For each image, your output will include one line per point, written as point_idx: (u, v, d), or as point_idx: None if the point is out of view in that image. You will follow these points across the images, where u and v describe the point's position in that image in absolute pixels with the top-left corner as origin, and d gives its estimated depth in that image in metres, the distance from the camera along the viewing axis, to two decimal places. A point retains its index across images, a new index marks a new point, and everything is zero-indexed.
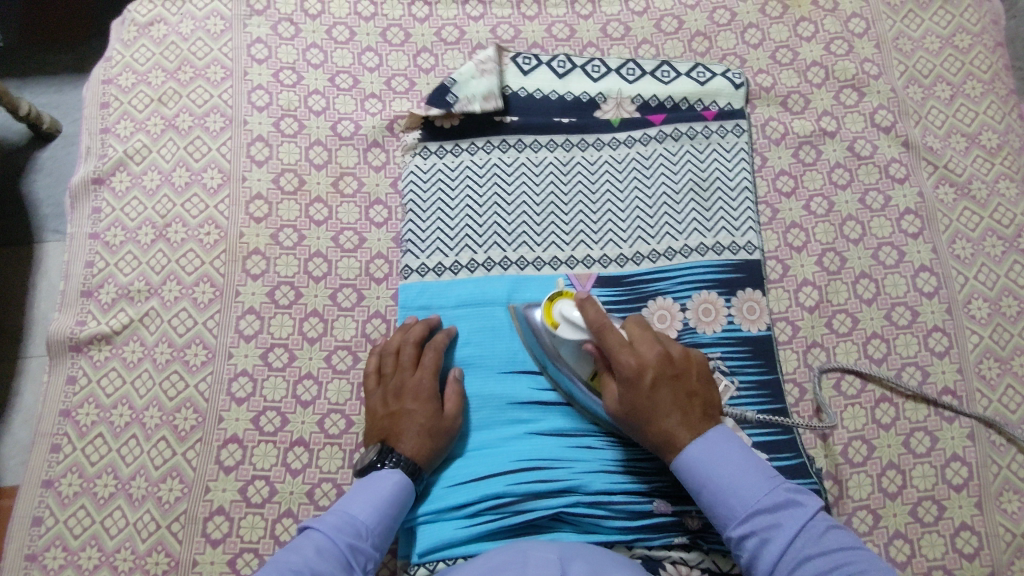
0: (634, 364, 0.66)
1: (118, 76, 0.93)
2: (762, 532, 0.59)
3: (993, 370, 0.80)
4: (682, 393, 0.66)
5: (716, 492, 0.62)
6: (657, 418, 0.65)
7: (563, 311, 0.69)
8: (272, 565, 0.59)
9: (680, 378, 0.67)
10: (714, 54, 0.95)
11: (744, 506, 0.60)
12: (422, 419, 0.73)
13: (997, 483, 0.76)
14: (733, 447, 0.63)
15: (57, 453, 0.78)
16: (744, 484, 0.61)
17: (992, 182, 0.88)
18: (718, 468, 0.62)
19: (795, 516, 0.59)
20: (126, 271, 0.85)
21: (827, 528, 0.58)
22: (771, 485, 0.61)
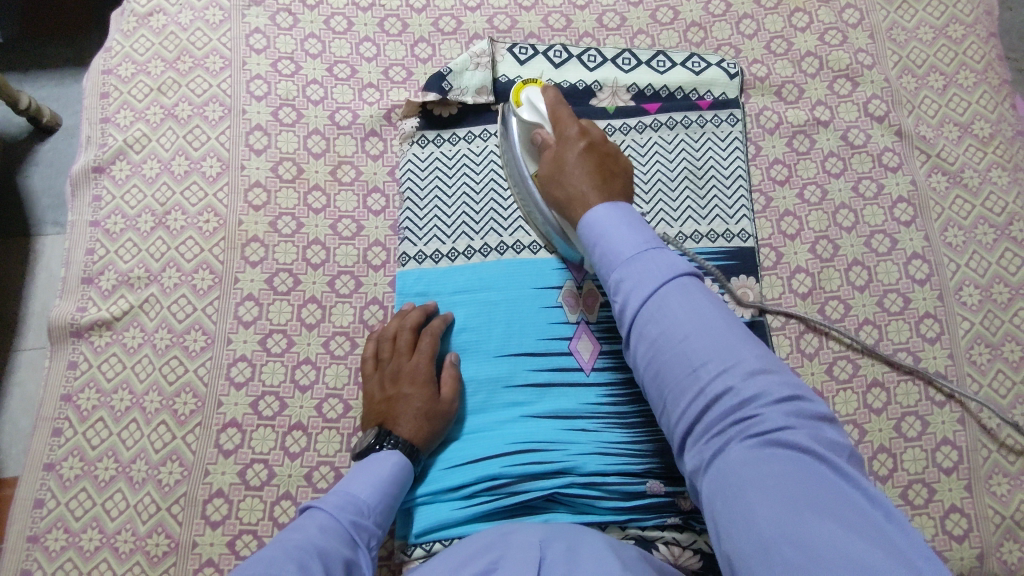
0: (574, 131, 0.74)
1: (118, 66, 0.94)
2: (634, 277, 0.60)
3: (984, 356, 0.81)
4: (598, 166, 0.72)
5: (604, 244, 0.64)
6: (566, 180, 0.72)
7: (530, 94, 0.79)
8: (277, 542, 0.58)
9: (606, 157, 0.73)
10: (709, 44, 0.96)
11: (628, 255, 0.61)
12: (421, 403, 0.74)
13: (987, 466, 0.77)
14: (632, 215, 0.65)
15: (58, 437, 0.79)
16: (621, 241, 0.62)
17: (984, 170, 0.88)
18: (609, 225, 0.64)
19: (667, 278, 0.59)
20: (126, 259, 0.86)
21: (700, 296, 0.58)
22: (654, 251, 0.61)
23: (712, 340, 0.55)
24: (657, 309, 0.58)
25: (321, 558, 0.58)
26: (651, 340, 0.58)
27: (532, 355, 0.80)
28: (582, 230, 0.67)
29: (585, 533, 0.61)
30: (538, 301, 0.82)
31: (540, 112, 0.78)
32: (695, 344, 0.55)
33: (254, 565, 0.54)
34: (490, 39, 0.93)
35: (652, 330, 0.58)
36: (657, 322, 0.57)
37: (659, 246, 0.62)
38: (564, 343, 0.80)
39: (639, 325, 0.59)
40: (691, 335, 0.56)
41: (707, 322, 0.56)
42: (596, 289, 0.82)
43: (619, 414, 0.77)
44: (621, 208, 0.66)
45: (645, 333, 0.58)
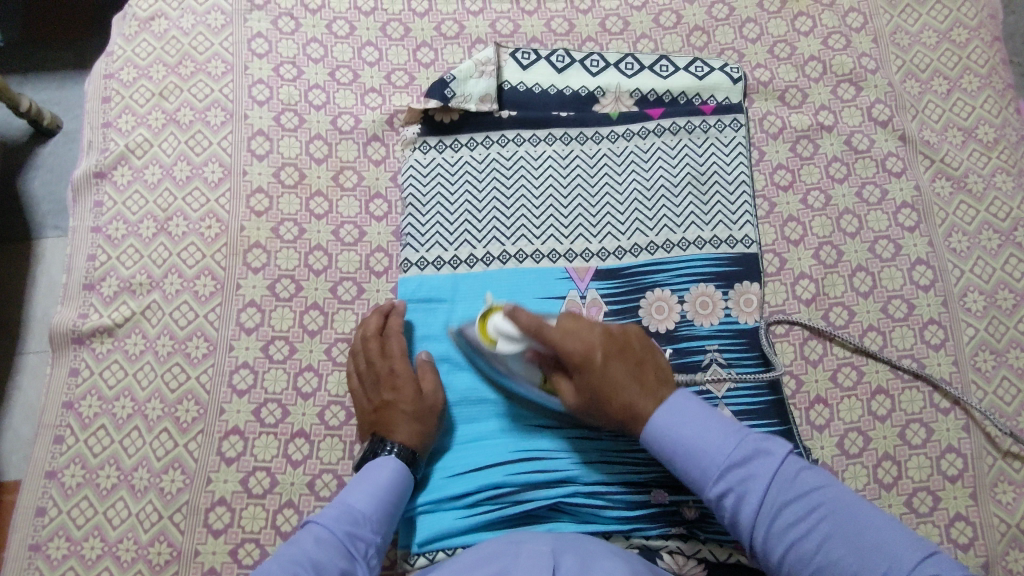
0: (582, 350, 0.68)
1: (119, 71, 0.93)
2: (735, 483, 0.61)
3: (988, 362, 0.81)
4: (632, 362, 0.70)
5: (690, 451, 0.64)
6: (616, 393, 0.68)
7: (496, 325, 0.72)
8: (273, 557, 0.61)
9: (622, 347, 0.70)
10: (712, 48, 0.96)
11: (716, 465, 0.62)
12: (407, 405, 0.74)
13: (992, 474, 0.77)
14: (689, 404, 0.66)
15: (60, 444, 0.79)
16: (711, 441, 0.63)
17: (988, 175, 0.88)
18: (685, 428, 0.64)
19: (773, 467, 0.61)
20: (128, 265, 0.85)
21: (801, 475, 0.61)
22: (744, 439, 0.63)
23: (845, 517, 0.58)
24: (770, 505, 0.60)
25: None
26: (782, 541, 0.59)
27: None
28: (652, 448, 0.66)
29: (590, 544, 0.61)
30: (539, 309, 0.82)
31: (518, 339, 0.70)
32: (832, 536, 0.57)
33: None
34: (493, 45, 0.92)
35: (778, 537, 0.59)
36: (786, 517, 0.59)
37: (740, 432, 0.63)
38: None
39: (764, 528, 0.60)
40: (819, 524, 0.58)
41: (824, 502, 0.59)
42: (600, 298, 0.83)
43: None
44: (676, 400, 0.66)
45: (772, 537, 0.59)
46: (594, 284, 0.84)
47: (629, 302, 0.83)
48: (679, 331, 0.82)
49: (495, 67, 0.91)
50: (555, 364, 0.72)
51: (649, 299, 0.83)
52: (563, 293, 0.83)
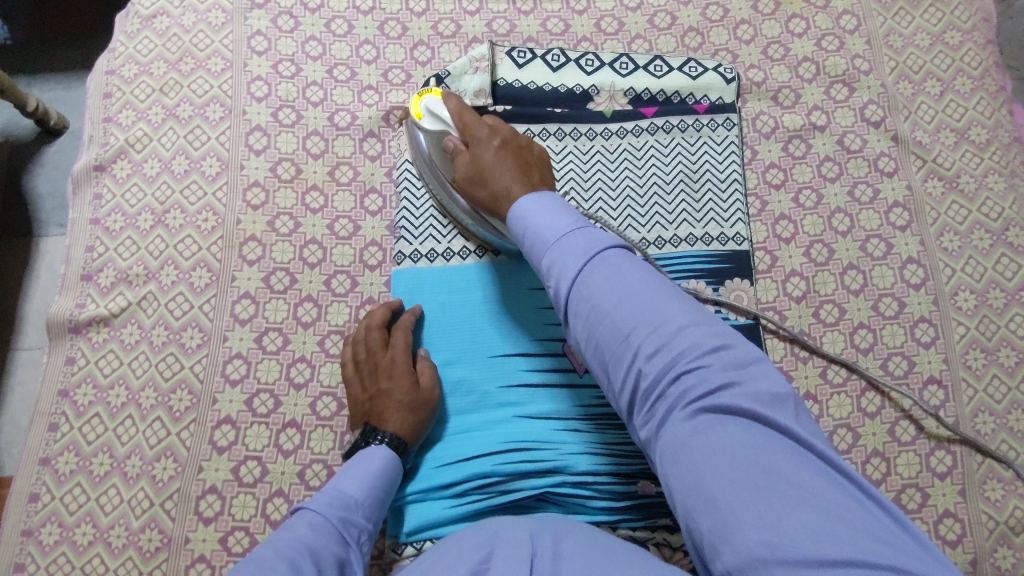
0: (484, 132, 0.75)
1: (121, 67, 0.95)
2: (564, 259, 0.62)
3: (979, 360, 0.81)
4: (522, 160, 0.74)
5: (533, 231, 0.65)
6: (494, 177, 0.73)
7: (429, 105, 0.78)
8: (268, 543, 0.60)
9: (521, 152, 0.75)
10: (706, 49, 0.97)
11: (550, 240, 0.63)
12: (404, 395, 0.74)
13: (981, 472, 0.77)
14: (552, 201, 0.66)
15: (55, 432, 0.80)
16: (553, 224, 0.64)
17: (980, 176, 0.88)
18: (534, 215, 0.65)
19: (598, 256, 0.61)
20: (125, 256, 0.87)
21: (629, 276, 0.60)
22: (579, 230, 0.63)
23: (651, 305, 0.58)
24: (593, 286, 0.60)
25: (310, 555, 0.59)
26: (593, 325, 0.60)
27: (527, 355, 0.80)
28: (512, 225, 0.68)
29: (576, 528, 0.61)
30: (531, 302, 0.83)
31: (444, 119, 0.77)
32: (632, 316, 0.58)
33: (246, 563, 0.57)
34: (489, 43, 0.94)
35: (590, 314, 0.60)
36: (600, 302, 0.59)
37: (580, 224, 0.63)
38: (558, 344, 0.81)
39: (582, 307, 0.60)
40: (629, 314, 0.58)
41: (645, 303, 0.58)
42: None
43: (612, 414, 0.78)
44: (548, 195, 0.67)
45: (585, 316, 0.60)
46: None
47: None
48: None
49: (490, 65, 0.92)
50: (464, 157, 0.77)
51: None
52: None
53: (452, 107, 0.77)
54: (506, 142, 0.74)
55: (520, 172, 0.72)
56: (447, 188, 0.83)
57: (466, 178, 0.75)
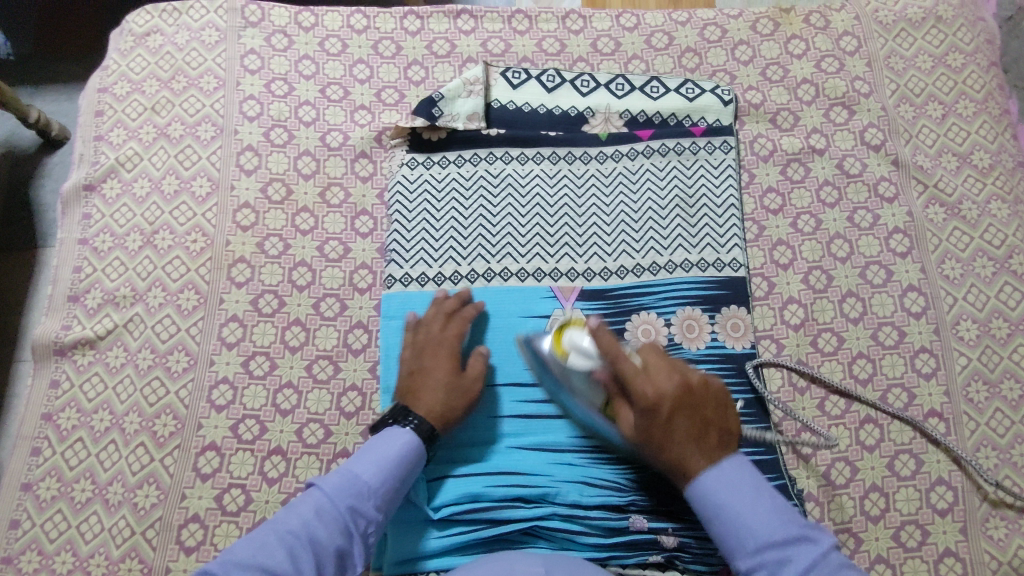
0: (649, 392, 0.64)
1: (113, 85, 0.94)
2: (771, 564, 0.57)
3: (981, 393, 0.79)
4: (699, 421, 0.64)
5: (722, 519, 0.61)
6: (669, 447, 0.64)
7: (575, 342, 0.70)
8: (272, 523, 0.61)
9: (694, 404, 0.65)
10: (704, 70, 0.95)
11: (754, 539, 0.59)
12: (444, 379, 0.74)
13: (983, 509, 0.74)
14: (744, 471, 0.62)
15: (37, 456, 0.79)
16: (755, 517, 0.59)
17: (983, 202, 0.87)
18: (727, 494, 0.61)
19: (809, 554, 0.57)
20: (113, 277, 0.86)
21: (839, 568, 0.57)
22: (780, 514, 0.60)
23: None
24: None
25: (309, 550, 0.60)
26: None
27: (520, 384, 0.79)
28: (692, 504, 0.63)
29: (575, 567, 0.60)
30: (526, 329, 0.81)
31: (592, 355, 0.69)
32: None
33: (244, 547, 0.59)
34: (483, 64, 0.93)
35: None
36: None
37: (775, 508, 0.60)
38: None
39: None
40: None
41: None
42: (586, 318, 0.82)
43: (607, 448, 0.76)
44: (728, 466, 0.62)
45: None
46: (579, 305, 0.83)
47: (614, 324, 0.82)
48: None
49: (484, 87, 0.91)
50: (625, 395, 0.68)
51: (635, 321, 0.81)
52: (549, 311, 0.82)
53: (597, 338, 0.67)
54: (672, 399, 0.64)
55: (694, 438, 0.63)
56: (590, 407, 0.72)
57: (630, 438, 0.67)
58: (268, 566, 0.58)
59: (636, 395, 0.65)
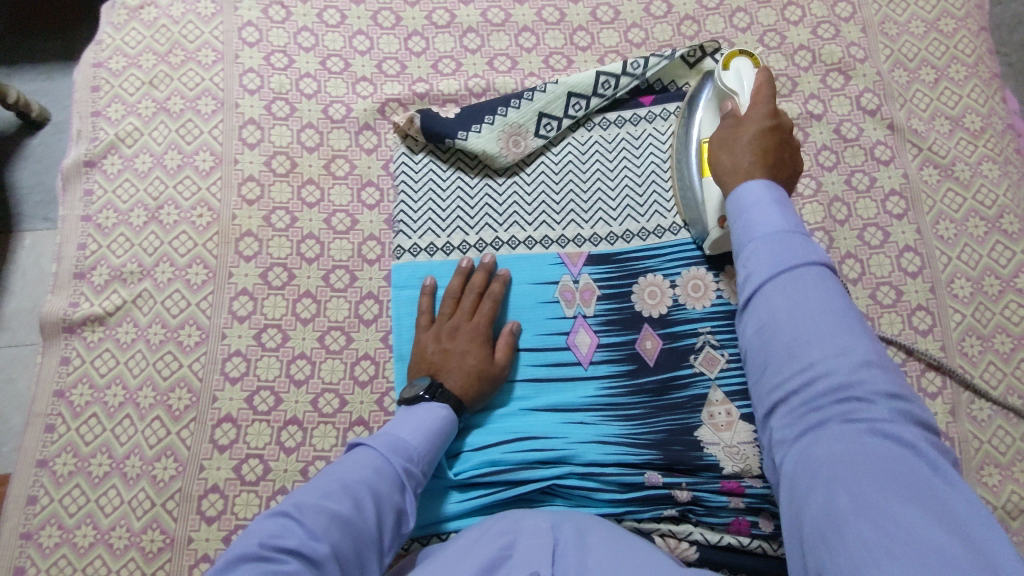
0: (765, 110, 0.72)
1: (108, 60, 0.93)
2: (778, 245, 0.58)
3: (975, 348, 0.82)
4: (769, 153, 0.69)
5: (748, 216, 0.62)
6: (765, 111, 0.72)
7: (738, 66, 0.79)
8: (331, 474, 0.61)
9: (780, 134, 0.71)
10: (703, 37, 0.96)
11: (760, 236, 0.60)
12: (475, 362, 0.76)
13: (978, 457, 0.78)
14: (777, 192, 0.64)
15: (52, 433, 0.79)
16: (766, 222, 0.60)
17: (975, 164, 0.89)
18: (757, 200, 0.63)
19: (804, 270, 0.56)
20: (118, 253, 0.85)
21: (832, 283, 0.56)
22: (799, 230, 0.59)
23: (835, 334, 0.53)
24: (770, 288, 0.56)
25: (373, 502, 0.61)
26: (759, 350, 0.56)
27: (532, 349, 0.81)
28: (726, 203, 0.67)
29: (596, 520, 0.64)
30: (536, 295, 0.83)
31: (742, 83, 0.78)
32: (809, 328, 0.54)
33: (308, 493, 0.59)
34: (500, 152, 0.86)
35: (778, 303, 0.56)
36: (782, 290, 0.56)
37: (794, 223, 0.60)
38: (562, 337, 0.81)
39: (758, 297, 0.57)
40: (807, 316, 0.54)
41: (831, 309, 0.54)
42: (593, 283, 0.83)
43: (619, 407, 0.78)
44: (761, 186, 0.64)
45: (750, 322, 0.58)
46: (586, 270, 0.84)
47: (621, 288, 0.83)
48: (671, 315, 0.82)
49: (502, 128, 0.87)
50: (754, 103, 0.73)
51: (642, 284, 0.83)
52: (556, 278, 0.83)
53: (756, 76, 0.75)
54: (776, 121, 0.72)
55: (759, 151, 0.69)
56: (694, 156, 0.81)
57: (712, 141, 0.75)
58: (337, 512, 0.58)
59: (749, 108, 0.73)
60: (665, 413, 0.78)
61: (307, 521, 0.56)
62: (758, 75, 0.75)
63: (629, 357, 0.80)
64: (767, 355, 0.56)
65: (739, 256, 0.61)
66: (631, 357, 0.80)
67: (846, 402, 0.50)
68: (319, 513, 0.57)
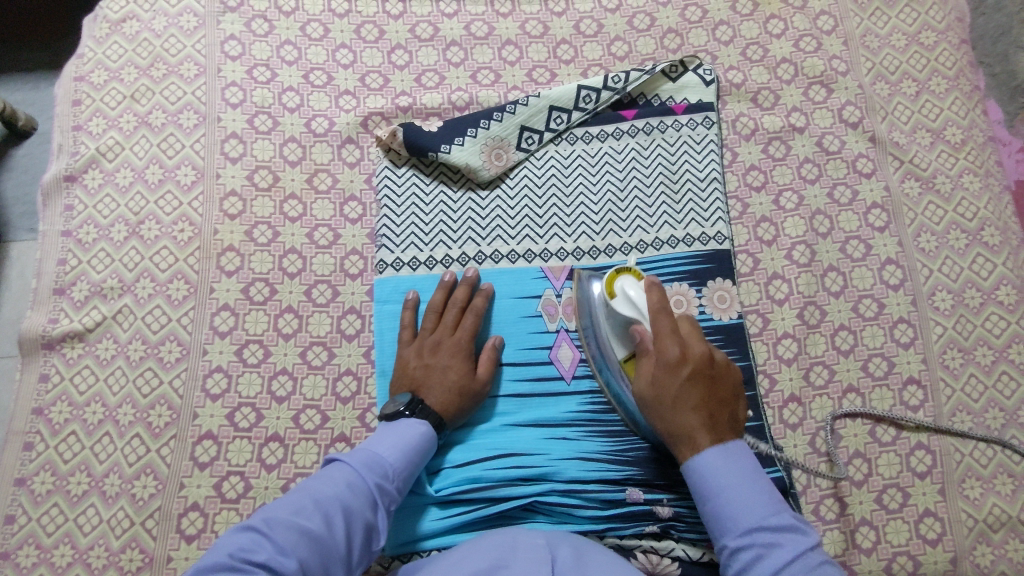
0: (678, 353, 0.67)
1: (90, 74, 0.92)
2: (757, 543, 0.58)
3: (956, 360, 0.82)
4: (711, 400, 0.66)
5: (714, 496, 0.62)
6: (688, 359, 0.67)
7: (623, 285, 0.72)
8: (304, 488, 0.61)
9: (710, 373, 0.67)
10: (685, 50, 0.97)
11: (740, 523, 0.59)
12: (457, 377, 0.76)
13: (960, 470, 0.78)
14: (744, 458, 0.63)
15: (30, 451, 0.78)
16: (739, 502, 0.60)
17: (956, 176, 0.90)
18: (721, 472, 0.62)
19: (794, 550, 0.56)
20: (99, 269, 0.85)
21: (821, 564, 0.56)
22: (771, 508, 0.59)
23: None
24: None
25: (344, 519, 0.60)
26: None
27: (514, 364, 0.80)
28: (686, 475, 0.65)
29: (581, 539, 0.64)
30: (518, 310, 0.83)
31: (638, 305, 0.71)
32: None
33: (281, 508, 0.59)
34: (482, 167, 0.87)
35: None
36: None
37: (766, 496, 0.60)
38: (544, 352, 0.81)
39: None
40: None
41: None
42: (576, 297, 0.83)
43: (600, 423, 0.78)
44: (731, 452, 0.63)
45: None
46: (569, 284, 0.84)
47: None
48: None
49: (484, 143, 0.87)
50: (666, 346, 0.67)
51: None
52: (539, 292, 0.83)
53: (647, 295, 0.70)
54: (692, 365, 0.67)
55: (704, 418, 0.65)
56: (615, 370, 0.75)
57: (641, 394, 0.69)
58: (307, 528, 0.58)
59: (663, 355, 0.67)
60: None
61: (276, 537, 0.56)
62: (653, 303, 0.69)
63: None
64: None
65: (724, 559, 0.60)
66: None
67: None
68: (290, 529, 0.57)
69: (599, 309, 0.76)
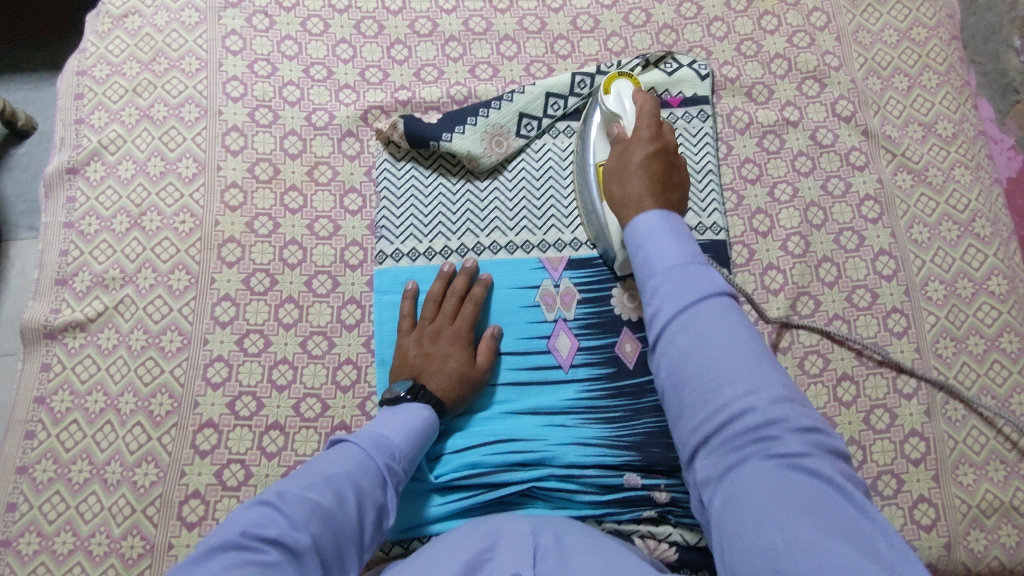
0: (648, 133, 0.76)
1: (92, 67, 0.93)
2: (675, 287, 0.58)
3: (949, 349, 0.83)
4: (663, 177, 0.73)
5: (646, 249, 0.63)
6: (654, 144, 0.75)
7: (620, 88, 0.83)
8: (313, 466, 0.61)
9: (667, 159, 0.74)
10: (681, 45, 0.98)
11: (661, 268, 0.60)
12: (457, 365, 0.76)
13: (953, 457, 0.79)
14: (674, 223, 0.64)
15: (32, 439, 0.78)
16: (664, 253, 0.61)
17: (947, 169, 0.91)
18: (655, 230, 0.63)
19: (708, 300, 0.57)
20: (101, 260, 0.85)
21: (737, 317, 0.56)
22: (694, 258, 0.60)
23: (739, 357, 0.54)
24: (679, 326, 0.56)
25: (355, 498, 0.60)
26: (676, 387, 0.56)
27: (513, 352, 0.81)
28: (630, 239, 0.66)
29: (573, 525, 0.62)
30: (517, 299, 0.83)
31: (625, 107, 0.81)
32: (721, 359, 0.54)
33: (291, 485, 0.58)
34: (483, 156, 0.88)
35: (681, 337, 0.56)
36: (688, 331, 0.56)
37: (694, 255, 0.61)
38: (542, 341, 0.82)
39: (667, 338, 0.57)
40: (716, 347, 0.54)
41: (738, 339, 0.55)
42: (573, 286, 0.84)
43: (598, 409, 0.79)
44: (664, 216, 0.64)
45: (664, 361, 0.57)
46: (567, 274, 0.85)
47: (601, 291, 0.84)
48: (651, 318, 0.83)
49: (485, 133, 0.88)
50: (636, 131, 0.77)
51: (622, 288, 0.84)
52: (537, 282, 0.84)
53: (637, 100, 0.80)
54: (660, 143, 0.75)
55: (653, 187, 0.71)
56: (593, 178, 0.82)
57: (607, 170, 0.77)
58: (319, 503, 0.58)
59: (639, 131, 0.76)
60: (643, 416, 0.78)
61: (289, 511, 0.56)
62: (642, 108, 0.79)
63: (609, 360, 0.81)
64: (685, 388, 0.55)
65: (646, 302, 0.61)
66: (610, 360, 0.81)
67: (765, 437, 0.50)
68: (302, 504, 0.57)
69: (594, 126, 0.84)
